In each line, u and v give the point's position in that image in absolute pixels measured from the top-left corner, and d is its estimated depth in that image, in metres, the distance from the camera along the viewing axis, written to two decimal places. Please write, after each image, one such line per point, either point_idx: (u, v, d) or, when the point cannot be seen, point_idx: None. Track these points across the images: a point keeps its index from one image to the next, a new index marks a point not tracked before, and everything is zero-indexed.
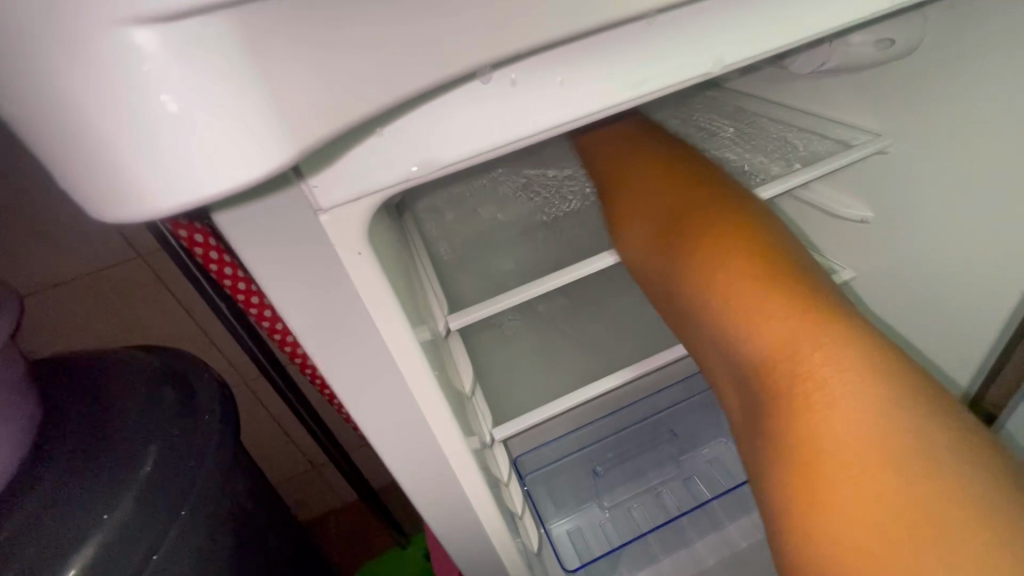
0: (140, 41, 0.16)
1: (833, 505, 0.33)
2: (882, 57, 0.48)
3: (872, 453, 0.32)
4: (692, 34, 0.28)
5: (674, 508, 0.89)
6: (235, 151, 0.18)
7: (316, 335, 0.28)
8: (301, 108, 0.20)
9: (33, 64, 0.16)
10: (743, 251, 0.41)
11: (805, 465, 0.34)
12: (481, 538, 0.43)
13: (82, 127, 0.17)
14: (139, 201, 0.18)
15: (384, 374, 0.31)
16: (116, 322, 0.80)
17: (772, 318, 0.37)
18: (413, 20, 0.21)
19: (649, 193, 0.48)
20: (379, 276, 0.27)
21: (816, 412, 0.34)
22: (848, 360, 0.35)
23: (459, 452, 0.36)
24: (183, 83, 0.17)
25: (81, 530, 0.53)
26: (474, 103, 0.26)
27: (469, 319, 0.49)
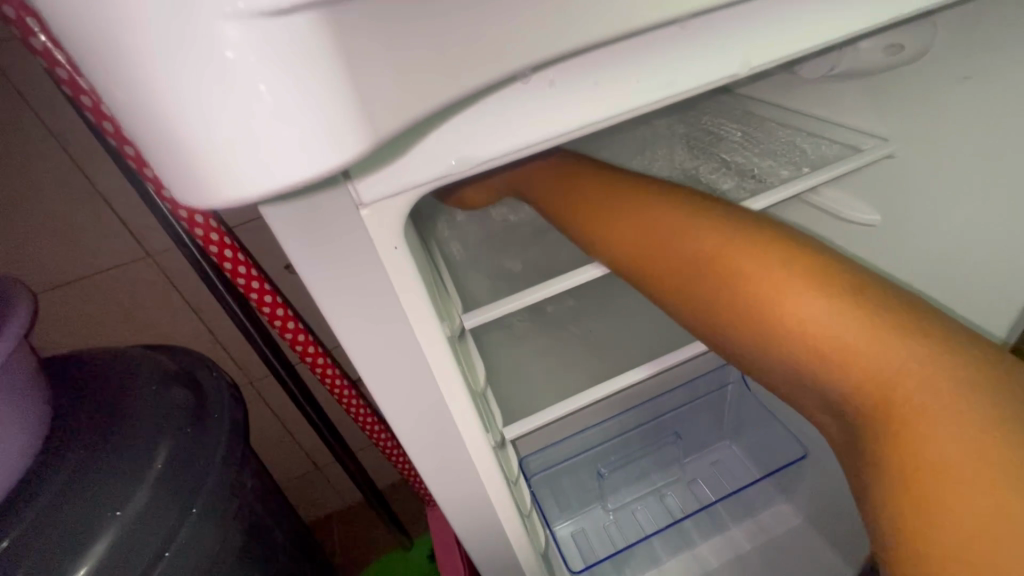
0: (243, 34, 0.17)
1: (988, 543, 0.27)
2: (890, 62, 0.49)
3: (992, 463, 0.28)
4: (725, 37, 0.29)
5: (677, 510, 0.91)
6: (314, 146, 0.19)
7: (353, 328, 0.28)
8: (373, 106, 0.20)
9: (138, 54, 0.17)
10: (779, 256, 0.35)
11: (925, 506, 0.28)
12: (497, 534, 0.44)
13: (182, 114, 0.18)
14: (231, 189, 0.19)
15: (411, 367, 0.31)
16: (125, 322, 0.81)
17: (841, 335, 0.32)
18: (474, 19, 0.21)
19: (647, 215, 0.41)
20: (412, 271, 0.28)
21: (914, 434, 0.29)
22: (926, 359, 0.30)
23: (480, 446, 0.37)
24: (279, 77, 0.18)
25: (96, 524, 0.54)
26: (515, 103, 0.26)
27: (485, 317, 0.50)
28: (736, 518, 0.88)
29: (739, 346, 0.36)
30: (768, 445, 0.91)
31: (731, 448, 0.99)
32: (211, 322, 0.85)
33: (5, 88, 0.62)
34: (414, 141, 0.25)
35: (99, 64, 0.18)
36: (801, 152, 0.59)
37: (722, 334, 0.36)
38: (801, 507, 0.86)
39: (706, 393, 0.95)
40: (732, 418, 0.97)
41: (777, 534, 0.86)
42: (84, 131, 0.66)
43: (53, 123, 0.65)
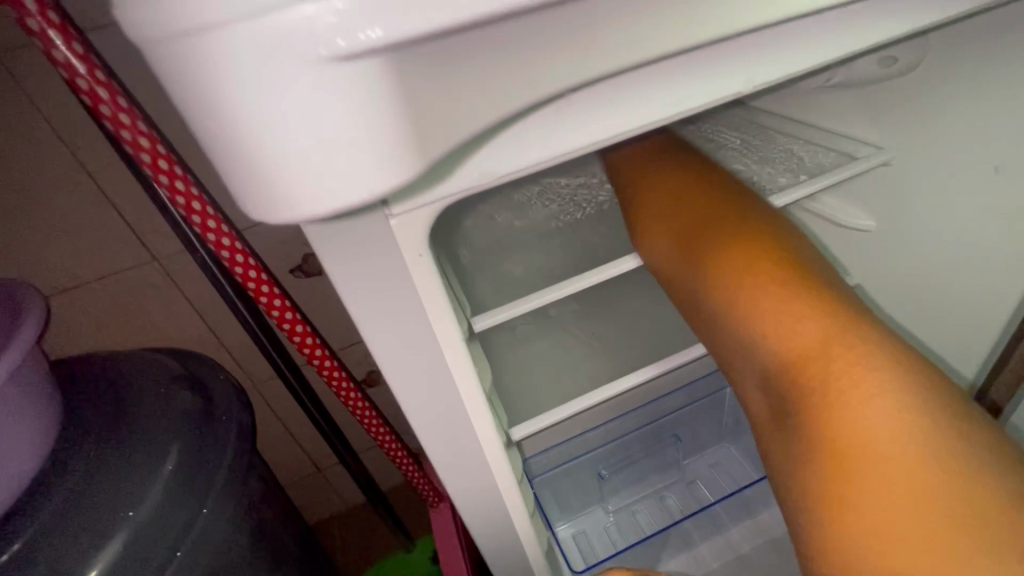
0: (331, 79, 0.21)
1: (874, 515, 0.35)
2: (885, 74, 0.53)
3: (900, 456, 0.35)
4: (733, 59, 0.31)
5: (677, 512, 0.93)
6: (380, 169, 0.23)
7: (378, 330, 0.30)
8: (424, 132, 0.24)
9: (243, 97, 0.21)
10: (769, 265, 0.43)
11: (838, 465, 0.36)
12: (507, 530, 0.45)
13: (277, 145, 0.22)
14: (312, 203, 0.23)
15: (429, 367, 0.32)
16: (135, 325, 0.82)
17: (807, 336, 0.39)
18: (511, 50, 0.24)
19: (673, 207, 0.49)
20: (436, 278, 0.30)
21: (851, 415, 0.36)
22: (876, 366, 0.37)
23: (492, 445, 0.38)
24: (350, 111, 0.22)
25: (108, 524, 0.55)
26: (539, 124, 0.29)
27: (496, 320, 0.51)
28: (734, 518, 0.90)
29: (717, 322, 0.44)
30: None
31: (730, 449, 1.00)
32: (216, 326, 0.86)
33: (17, 95, 0.63)
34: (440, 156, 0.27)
35: (201, 104, 0.22)
36: (799, 160, 0.61)
37: (713, 316, 0.44)
38: None
39: (706, 395, 0.96)
40: (732, 420, 0.98)
41: (776, 534, 0.87)
42: (98, 138, 0.67)
43: (62, 129, 0.66)
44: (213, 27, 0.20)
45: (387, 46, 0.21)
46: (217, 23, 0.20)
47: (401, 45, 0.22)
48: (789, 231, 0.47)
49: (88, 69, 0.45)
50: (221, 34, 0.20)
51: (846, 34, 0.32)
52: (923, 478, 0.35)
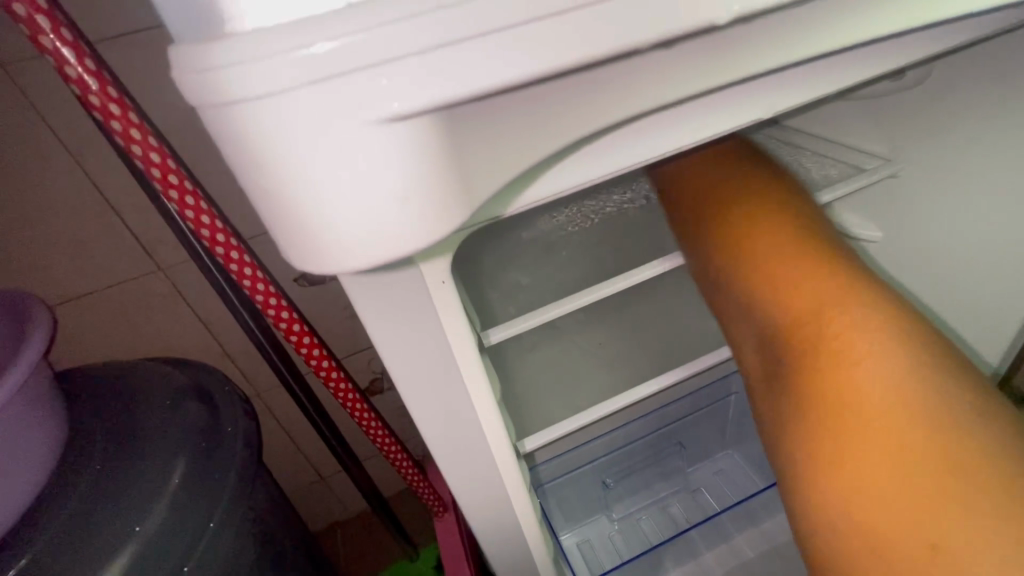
0: (383, 139, 0.22)
1: (860, 464, 0.37)
2: (892, 88, 0.53)
3: (892, 408, 0.38)
4: (750, 95, 0.33)
5: (682, 519, 0.92)
6: (430, 224, 0.24)
7: (399, 351, 0.30)
8: (468, 183, 0.25)
9: (294, 160, 0.21)
10: (778, 236, 0.47)
11: (828, 413, 0.39)
12: (518, 545, 0.45)
13: (326, 205, 0.22)
14: (358, 259, 0.24)
15: (444, 386, 0.32)
16: (141, 336, 0.82)
17: (805, 295, 0.43)
18: (549, 96, 0.25)
19: (694, 180, 0.53)
20: (456, 305, 0.30)
21: (845, 373, 0.39)
22: (874, 326, 0.40)
23: (505, 460, 0.38)
24: (402, 168, 0.22)
25: (116, 540, 0.54)
26: (568, 159, 0.31)
27: (509, 333, 0.51)
28: (739, 526, 0.89)
29: (733, 300, 0.48)
30: None
31: (734, 457, 1.00)
32: (221, 335, 0.85)
33: (25, 108, 0.63)
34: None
35: (249, 162, 0.22)
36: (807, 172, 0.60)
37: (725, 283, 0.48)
38: None
39: (709, 403, 0.96)
40: (736, 428, 0.99)
41: (779, 541, 0.87)
42: (106, 150, 0.67)
43: (70, 141, 0.66)
44: (264, 94, 0.20)
45: (438, 108, 0.22)
46: (268, 90, 0.20)
47: (450, 104, 0.22)
48: (807, 212, 0.50)
49: (100, 85, 0.45)
50: (272, 100, 0.20)
51: (851, 62, 0.34)
52: (916, 432, 0.37)
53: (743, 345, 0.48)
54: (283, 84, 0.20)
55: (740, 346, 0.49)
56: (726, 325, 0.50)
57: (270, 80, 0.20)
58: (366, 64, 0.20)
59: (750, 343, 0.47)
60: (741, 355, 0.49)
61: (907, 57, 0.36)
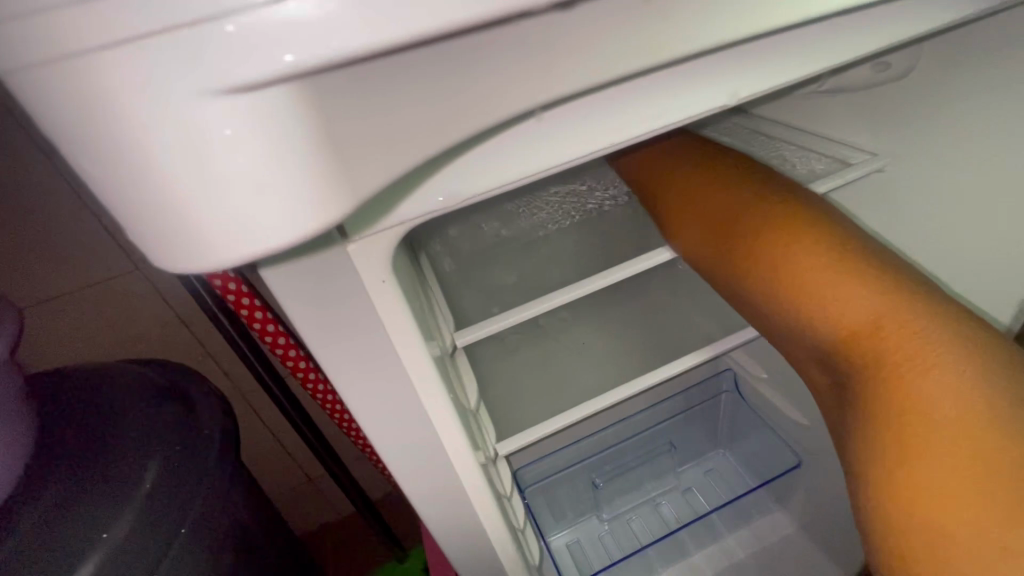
0: (225, 112, 0.18)
1: (928, 481, 0.35)
2: (874, 80, 0.53)
3: (953, 416, 0.36)
4: (724, 72, 0.30)
5: (672, 520, 0.91)
6: (303, 209, 0.20)
7: (344, 355, 0.28)
8: (349, 167, 0.22)
9: (112, 138, 0.18)
10: (805, 236, 0.43)
11: (893, 425, 0.36)
12: (490, 552, 0.44)
13: (167, 193, 0.19)
14: (216, 253, 0.20)
15: (397, 392, 0.31)
16: (115, 337, 0.79)
17: (841, 298, 0.40)
18: (474, 64, 0.23)
19: (702, 179, 0.50)
20: (399, 303, 0.28)
21: (910, 383, 0.37)
22: (924, 327, 0.38)
23: (469, 469, 0.37)
24: (254, 149, 0.19)
25: (83, 545, 0.53)
26: (520, 141, 0.28)
27: (475, 337, 0.49)
28: (730, 526, 0.89)
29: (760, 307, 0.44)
30: (762, 455, 0.91)
31: (726, 457, 0.98)
32: (202, 335, 0.84)
33: None
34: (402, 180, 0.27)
35: (64, 142, 0.18)
36: (794, 163, 0.57)
37: (751, 289, 0.44)
38: (795, 515, 0.86)
39: (699, 403, 0.95)
40: (727, 428, 0.97)
41: (771, 540, 0.87)
42: None
43: (38, 138, 0.64)
44: (67, 53, 0.17)
45: (305, 72, 0.19)
46: (73, 49, 0.17)
47: (322, 71, 0.19)
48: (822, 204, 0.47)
49: None
50: (81, 63, 0.17)
51: (830, 45, 0.32)
52: (977, 439, 0.35)
53: (786, 349, 0.46)
54: (92, 41, 0.17)
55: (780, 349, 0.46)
56: (761, 330, 0.47)
57: (78, 38, 0.16)
58: (202, 15, 0.17)
59: (792, 347, 0.44)
60: (801, 365, 0.46)
61: (880, 36, 0.34)
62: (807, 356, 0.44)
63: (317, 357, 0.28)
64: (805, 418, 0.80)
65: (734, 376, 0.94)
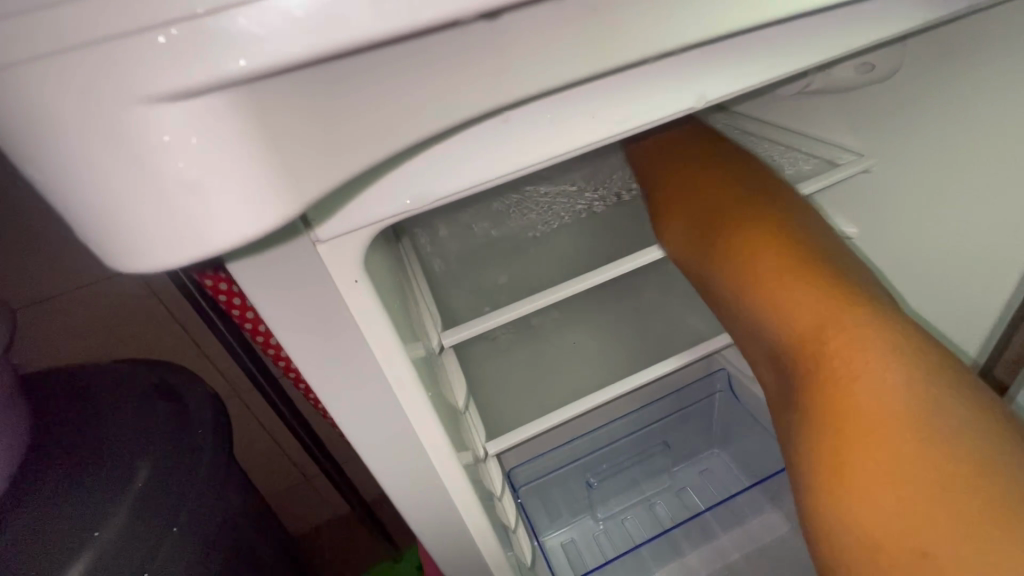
0: (163, 117, 0.18)
1: (857, 481, 0.36)
2: (862, 80, 0.53)
3: (888, 421, 0.36)
4: (699, 73, 0.31)
5: (666, 520, 0.91)
6: (251, 210, 0.20)
7: (324, 355, 0.29)
8: (293, 167, 0.21)
9: (58, 144, 0.18)
10: (771, 242, 0.44)
11: (829, 424, 0.37)
12: (477, 552, 0.44)
13: (110, 197, 0.19)
14: (165, 250, 0.20)
15: (376, 392, 0.31)
16: (108, 338, 0.80)
17: (797, 301, 0.41)
18: (430, 62, 0.23)
19: (689, 177, 0.52)
20: (375, 304, 0.28)
21: (849, 387, 0.37)
22: (871, 333, 0.39)
23: (451, 469, 0.37)
24: (191, 151, 0.19)
25: (74, 544, 0.53)
26: (490, 141, 0.28)
27: (463, 336, 0.49)
28: (723, 526, 0.89)
29: (728, 305, 0.46)
30: (755, 455, 0.91)
31: (720, 456, 0.98)
32: (196, 335, 0.84)
33: None
34: (374, 177, 0.27)
35: (14, 147, 0.18)
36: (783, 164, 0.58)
37: (720, 286, 0.46)
38: (788, 514, 0.87)
39: (692, 403, 0.96)
40: (720, 427, 0.97)
41: (764, 540, 0.87)
42: None
43: None
44: (9, 63, 0.17)
45: (248, 78, 0.19)
46: (14, 58, 0.17)
47: (266, 77, 0.19)
48: (801, 210, 0.48)
49: None
50: (17, 73, 0.17)
51: (807, 46, 0.33)
52: (909, 447, 0.35)
53: (748, 347, 0.47)
54: (34, 53, 0.17)
55: (743, 347, 0.48)
56: (728, 328, 0.49)
57: (12, 49, 0.17)
58: (135, 27, 0.17)
59: (752, 344, 0.46)
60: (758, 367, 0.47)
61: (853, 39, 0.34)
62: (765, 354, 0.45)
63: (295, 357, 0.29)
64: None
65: (728, 375, 0.94)
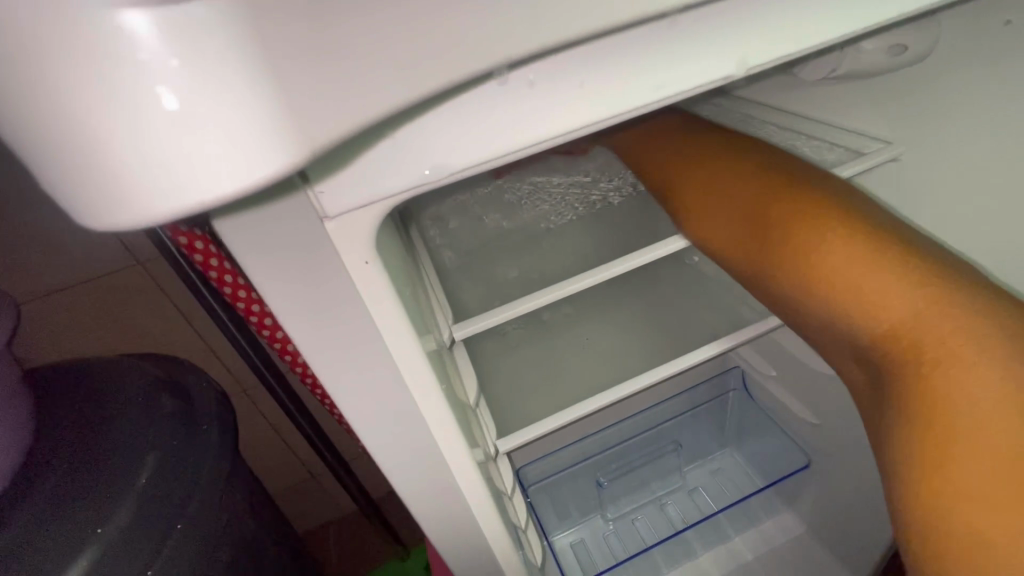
0: (134, 28, 0.15)
1: (962, 487, 0.33)
2: (894, 63, 0.50)
3: (988, 414, 0.34)
4: (739, 28, 0.26)
5: (679, 521, 0.89)
6: (239, 160, 0.17)
7: (331, 346, 0.27)
8: (291, 108, 0.18)
9: (14, 62, 0.15)
10: (841, 224, 0.39)
11: (928, 427, 0.34)
12: (488, 552, 0.43)
13: (78, 130, 0.15)
14: (137, 204, 0.17)
15: (384, 386, 0.29)
16: (114, 331, 0.79)
17: (877, 292, 0.37)
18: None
19: (723, 163, 0.47)
20: (387, 289, 0.26)
21: (942, 378, 0.35)
22: (961, 320, 0.36)
23: (463, 467, 0.35)
24: (172, 73, 0.15)
25: (77, 541, 0.52)
26: (508, 104, 0.24)
27: (475, 328, 0.48)
28: (736, 526, 0.87)
29: (790, 301, 0.41)
30: (771, 455, 0.89)
31: (732, 456, 0.96)
32: (202, 329, 0.83)
33: None
34: (374, 146, 0.23)
35: None
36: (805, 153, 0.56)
37: (784, 281, 0.41)
38: (805, 516, 0.85)
39: (705, 401, 0.94)
40: (734, 426, 0.95)
41: (779, 542, 0.85)
42: None
43: None
44: None
45: None
46: None
47: None
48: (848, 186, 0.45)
49: None
50: None
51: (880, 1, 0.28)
52: (1016, 440, 0.33)
53: (812, 338, 0.43)
54: None
55: (805, 338, 0.44)
56: (787, 320, 0.44)
57: None
58: None
59: (819, 336, 0.42)
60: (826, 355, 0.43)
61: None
62: (835, 347, 0.41)
63: (300, 349, 0.27)
64: (815, 418, 0.78)
65: (742, 373, 0.92)
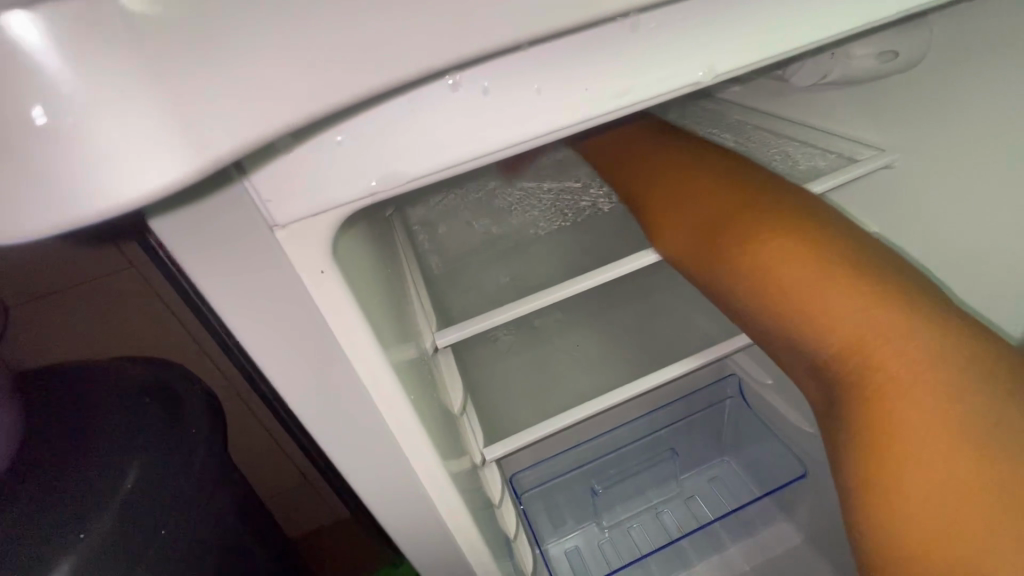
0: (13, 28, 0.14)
1: (905, 499, 0.33)
2: (884, 70, 0.49)
3: (932, 425, 0.33)
4: (713, 35, 0.26)
5: (674, 529, 0.88)
6: (152, 166, 0.16)
7: (299, 354, 0.27)
8: (220, 111, 0.17)
9: None
10: (790, 238, 0.39)
11: (870, 444, 0.34)
12: (470, 563, 0.42)
13: None
14: (41, 207, 0.16)
15: (353, 393, 0.29)
16: (106, 334, 0.79)
17: (827, 307, 0.36)
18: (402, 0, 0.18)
19: (681, 175, 0.47)
20: (346, 298, 0.26)
21: (888, 391, 0.34)
22: (909, 330, 0.35)
23: (436, 477, 0.35)
24: (46, 85, 0.15)
25: (58, 547, 0.51)
26: (459, 111, 0.24)
27: (458, 334, 0.47)
28: (732, 535, 0.86)
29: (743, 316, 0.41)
30: (767, 464, 0.87)
31: (728, 464, 0.95)
32: (194, 332, 0.82)
33: None
34: (327, 151, 0.23)
35: None
36: (796, 159, 0.56)
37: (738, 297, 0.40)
38: (801, 526, 0.84)
39: (700, 409, 0.93)
40: (730, 435, 0.94)
41: (775, 553, 0.84)
42: None
43: None
44: None
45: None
46: None
47: None
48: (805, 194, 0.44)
49: None
50: None
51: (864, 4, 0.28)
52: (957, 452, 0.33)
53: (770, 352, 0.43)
54: None
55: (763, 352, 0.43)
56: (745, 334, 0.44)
57: None
58: None
59: (775, 350, 0.42)
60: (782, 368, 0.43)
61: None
62: (790, 361, 0.41)
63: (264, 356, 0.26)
64: (810, 426, 0.77)
65: (738, 381, 0.91)
